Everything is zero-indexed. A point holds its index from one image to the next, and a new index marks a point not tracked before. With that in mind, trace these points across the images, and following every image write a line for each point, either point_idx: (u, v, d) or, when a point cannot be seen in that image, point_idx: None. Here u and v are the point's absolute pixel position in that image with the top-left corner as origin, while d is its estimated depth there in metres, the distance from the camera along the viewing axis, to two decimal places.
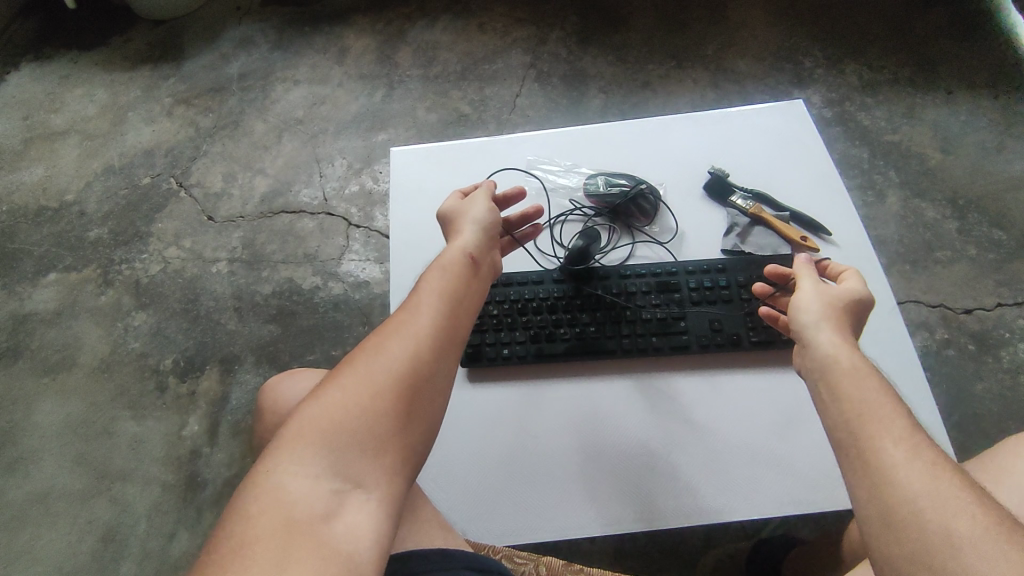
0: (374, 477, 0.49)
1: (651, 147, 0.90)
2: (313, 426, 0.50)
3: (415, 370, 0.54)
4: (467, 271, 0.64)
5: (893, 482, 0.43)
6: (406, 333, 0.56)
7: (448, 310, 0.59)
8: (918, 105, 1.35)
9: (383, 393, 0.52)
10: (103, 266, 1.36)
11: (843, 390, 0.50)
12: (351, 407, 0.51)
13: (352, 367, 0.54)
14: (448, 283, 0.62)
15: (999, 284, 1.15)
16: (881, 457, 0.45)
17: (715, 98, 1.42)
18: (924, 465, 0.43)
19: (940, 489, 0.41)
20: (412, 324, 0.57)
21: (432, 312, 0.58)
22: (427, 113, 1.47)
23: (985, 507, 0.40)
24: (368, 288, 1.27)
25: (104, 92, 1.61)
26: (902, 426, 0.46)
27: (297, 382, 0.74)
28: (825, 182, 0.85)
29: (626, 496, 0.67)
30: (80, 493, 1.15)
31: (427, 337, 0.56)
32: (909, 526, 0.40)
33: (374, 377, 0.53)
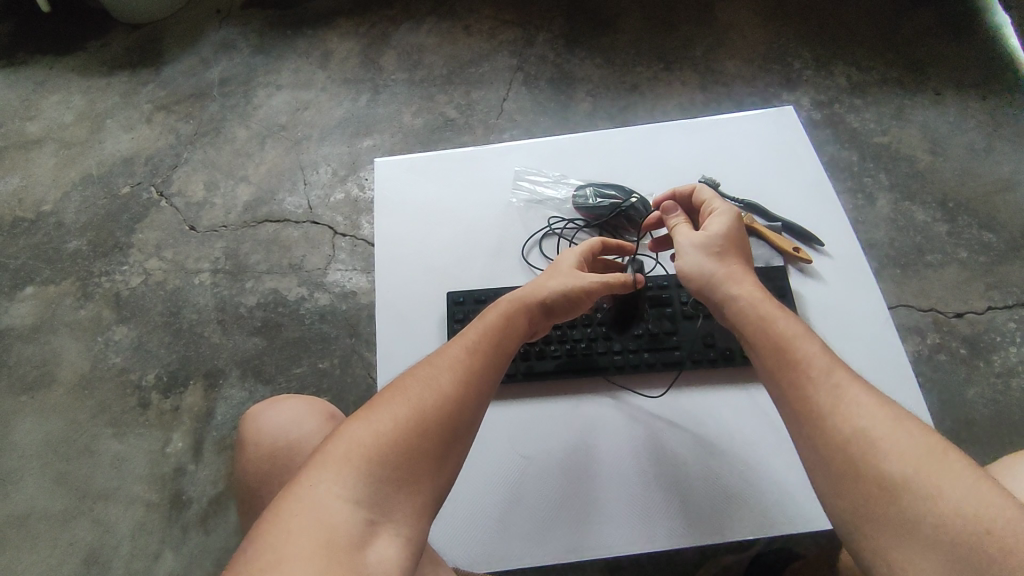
0: (405, 513, 0.48)
1: (642, 157, 0.88)
2: (360, 448, 0.49)
3: (461, 412, 0.53)
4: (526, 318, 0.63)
5: (826, 431, 0.49)
6: (454, 375, 0.55)
7: (496, 357, 0.59)
8: (907, 106, 1.35)
9: (431, 429, 0.51)
10: (83, 279, 1.33)
11: (779, 355, 0.55)
12: (395, 438, 0.50)
13: (400, 397, 0.53)
14: (504, 326, 0.61)
15: (989, 287, 1.15)
16: (812, 409, 0.51)
17: (704, 101, 1.41)
18: (846, 405, 0.49)
19: (870, 431, 0.48)
20: (465, 364, 0.57)
21: (483, 360, 0.58)
22: (413, 118, 1.45)
23: (903, 430, 0.47)
24: (355, 298, 1.24)
25: (82, 99, 1.57)
26: (827, 371, 0.52)
27: (281, 411, 0.73)
28: (817, 191, 0.84)
29: (621, 518, 0.66)
30: (61, 514, 1.12)
31: (477, 384, 0.56)
32: (848, 469, 0.47)
33: (420, 413, 0.52)
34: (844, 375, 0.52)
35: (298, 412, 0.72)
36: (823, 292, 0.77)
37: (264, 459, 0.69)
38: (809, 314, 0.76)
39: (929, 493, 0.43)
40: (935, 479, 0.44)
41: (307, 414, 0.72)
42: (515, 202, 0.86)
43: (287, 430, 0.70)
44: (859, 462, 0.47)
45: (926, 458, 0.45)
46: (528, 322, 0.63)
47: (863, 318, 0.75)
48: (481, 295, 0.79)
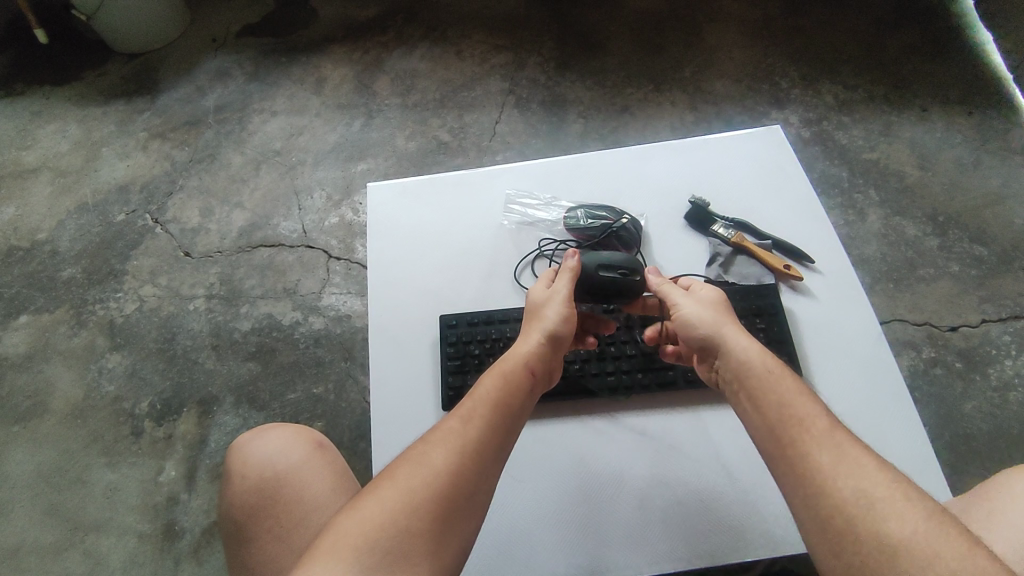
0: None
1: (632, 179, 0.89)
2: (349, 536, 0.47)
3: (456, 486, 0.51)
4: (526, 379, 0.60)
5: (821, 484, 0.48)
6: (449, 448, 0.53)
7: (497, 421, 0.56)
8: (894, 122, 1.36)
9: (423, 507, 0.49)
10: (77, 306, 1.33)
11: (772, 409, 0.54)
12: (385, 524, 0.48)
13: (391, 480, 0.51)
14: (502, 390, 0.58)
15: (982, 300, 1.15)
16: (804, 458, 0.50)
17: (694, 121, 1.43)
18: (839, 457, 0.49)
19: (865, 489, 0.47)
20: (460, 436, 0.54)
21: (479, 425, 0.55)
22: (407, 142, 1.46)
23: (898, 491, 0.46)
24: (350, 322, 1.24)
25: (78, 128, 1.58)
26: (823, 430, 0.51)
27: (269, 440, 0.72)
28: (805, 208, 0.85)
29: (615, 542, 0.65)
30: (52, 546, 1.10)
31: (473, 456, 0.53)
32: (845, 531, 0.46)
33: (412, 493, 0.50)
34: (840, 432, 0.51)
35: (285, 440, 0.72)
36: (814, 309, 0.77)
37: (250, 492, 0.69)
38: (802, 332, 0.76)
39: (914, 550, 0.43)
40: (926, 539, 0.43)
41: (295, 443, 0.72)
42: (507, 224, 0.87)
43: (274, 460, 0.70)
44: (856, 520, 0.45)
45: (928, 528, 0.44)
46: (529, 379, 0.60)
47: (856, 335, 0.75)
48: (474, 318, 0.79)
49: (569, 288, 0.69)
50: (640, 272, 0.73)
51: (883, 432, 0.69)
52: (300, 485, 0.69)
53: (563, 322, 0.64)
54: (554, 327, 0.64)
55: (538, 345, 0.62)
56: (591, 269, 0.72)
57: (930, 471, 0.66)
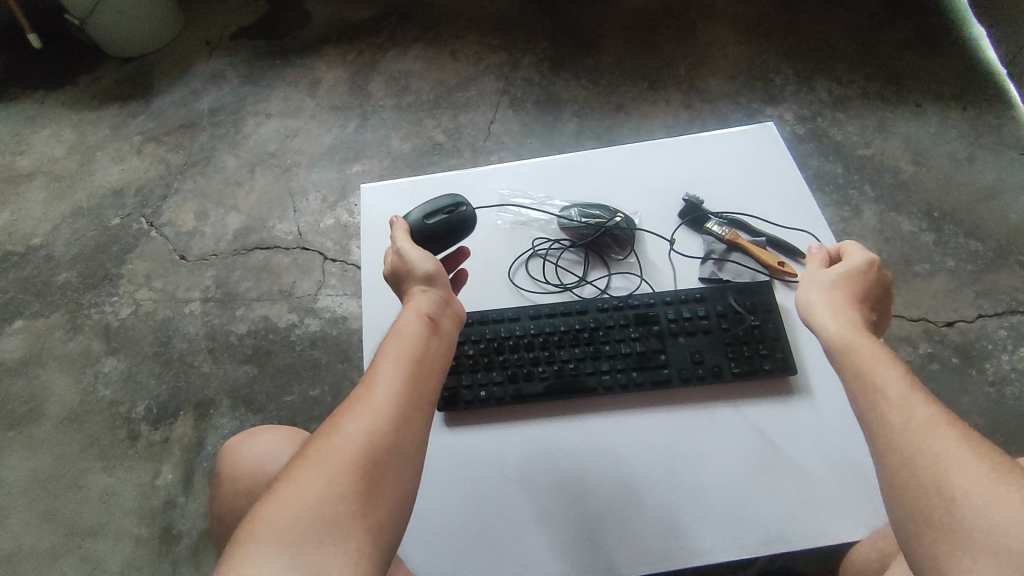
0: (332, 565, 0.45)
1: (625, 177, 0.89)
2: (274, 519, 0.47)
3: (371, 450, 0.49)
4: (425, 325, 0.56)
5: (902, 454, 0.46)
6: (358, 413, 0.51)
7: (404, 375, 0.53)
8: (888, 118, 1.36)
9: (339, 479, 0.48)
10: (72, 311, 1.32)
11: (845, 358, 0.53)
12: (305, 502, 0.47)
13: (306, 458, 0.50)
14: (404, 344, 0.54)
15: (978, 295, 1.15)
16: (885, 424, 0.48)
17: (689, 118, 1.43)
18: (920, 428, 0.47)
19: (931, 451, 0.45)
20: (368, 399, 0.52)
21: (382, 383, 0.52)
22: (402, 143, 1.46)
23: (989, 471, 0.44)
24: (346, 323, 1.24)
25: (72, 132, 1.58)
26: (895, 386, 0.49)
27: (259, 442, 0.72)
28: (799, 205, 0.85)
29: (610, 541, 0.65)
30: (49, 551, 1.10)
31: (384, 415, 0.51)
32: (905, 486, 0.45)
33: (326, 467, 0.49)
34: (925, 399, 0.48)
35: (274, 441, 0.72)
36: None
37: (240, 495, 0.69)
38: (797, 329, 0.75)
39: (994, 532, 0.41)
40: (1010, 523, 0.41)
41: (285, 445, 0.71)
42: (501, 223, 0.86)
43: (263, 462, 0.70)
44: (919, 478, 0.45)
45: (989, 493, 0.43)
46: (430, 323, 0.56)
47: None
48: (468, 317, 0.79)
49: (406, 237, 0.67)
50: (464, 204, 0.75)
51: None
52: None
53: (430, 259, 0.61)
54: (425, 267, 0.60)
55: (423, 293, 0.59)
56: (416, 222, 0.72)
57: None
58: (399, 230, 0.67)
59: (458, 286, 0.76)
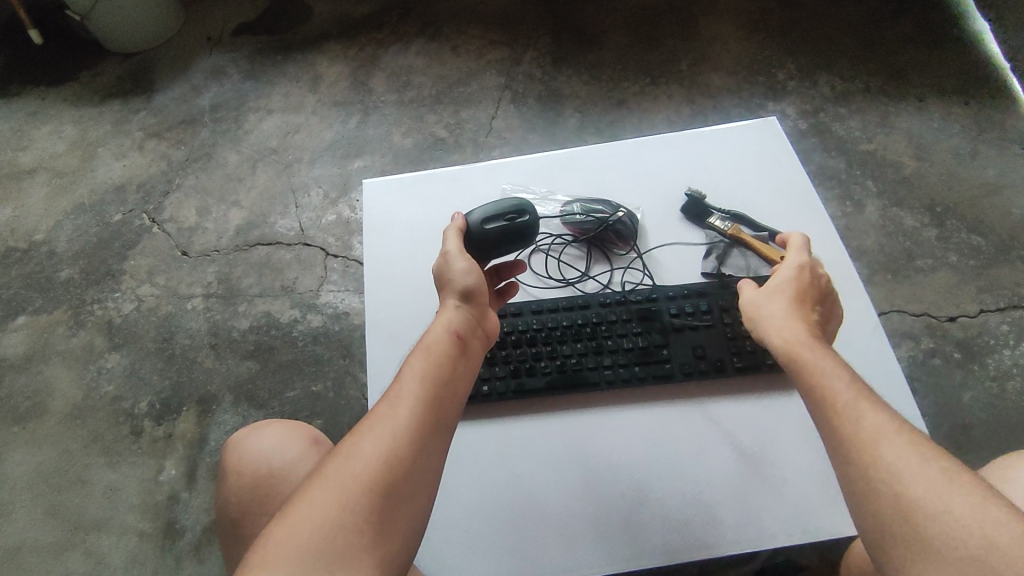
0: None
1: (628, 171, 0.89)
2: (287, 539, 0.46)
3: (392, 472, 0.49)
4: (453, 345, 0.57)
5: (859, 468, 0.47)
6: (380, 433, 0.50)
7: (430, 397, 0.53)
8: (891, 113, 1.36)
9: (356, 500, 0.47)
10: (75, 307, 1.33)
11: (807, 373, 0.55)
12: (323, 523, 0.46)
13: (322, 478, 0.49)
14: (430, 364, 0.55)
15: (980, 290, 1.15)
16: (840, 440, 0.49)
17: (691, 113, 1.42)
18: (871, 436, 0.48)
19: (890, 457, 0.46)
20: (392, 419, 0.51)
21: (408, 403, 0.52)
22: (403, 139, 1.46)
23: (942, 472, 0.45)
24: (348, 319, 1.24)
25: (74, 128, 1.58)
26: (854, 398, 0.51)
27: (263, 437, 0.72)
28: (802, 200, 0.84)
29: (614, 537, 0.65)
30: (53, 546, 1.11)
31: (407, 437, 0.50)
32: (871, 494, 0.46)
33: (344, 488, 0.48)
34: (874, 407, 0.50)
35: (280, 438, 0.72)
36: None
37: (244, 490, 0.69)
38: None
39: (954, 532, 0.41)
40: (970, 521, 0.41)
41: (289, 440, 0.72)
42: None
43: (268, 457, 0.70)
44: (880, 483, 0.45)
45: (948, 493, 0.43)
46: (459, 345, 0.57)
47: (852, 325, 0.75)
48: None
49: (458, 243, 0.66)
50: (527, 212, 0.73)
51: None
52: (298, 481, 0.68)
53: (472, 275, 0.61)
54: (465, 283, 0.61)
55: (455, 310, 0.60)
56: (475, 225, 0.71)
57: None
58: (450, 236, 0.68)
59: (507, 297, 0.76)
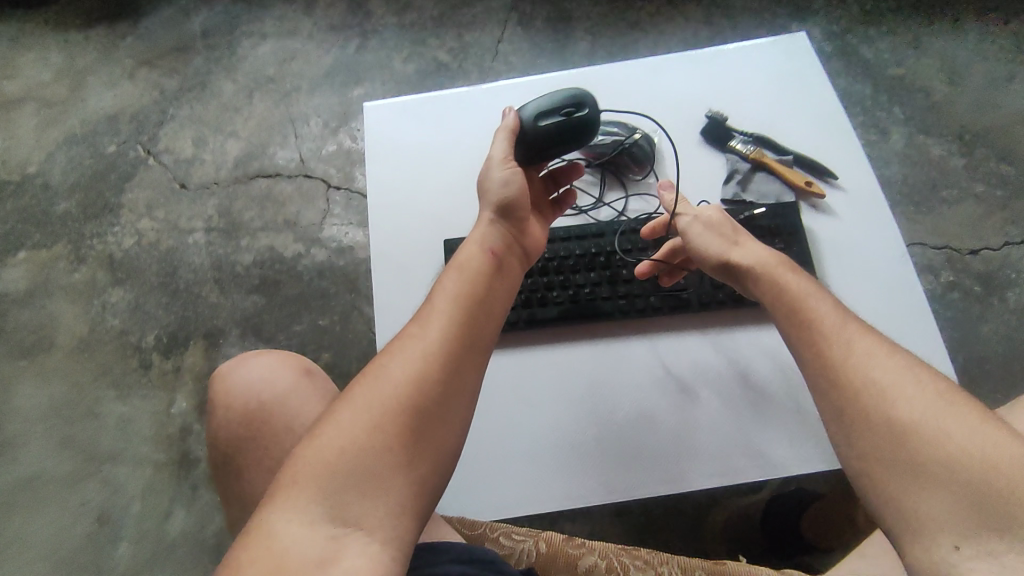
0: (374, 517, 0.44)
1: (644, 92, 0.83)
2: (312, 467, 0.45)
3: (419, 397, 0.47)
4: (486, 268, 0.56)
5: (844, 388, 0.46)
6: (406, 356, 0.49)
7: (461, 321, 0.52)
8: (923, 34, 1.28)
9: (383, 426, 0.46)
10: (75, 242, 1.30)
11: (779, 300, 0.54)
12: (349, 445, 0.45)
13: (347, 403, 0.48)
14: (460, 291, 0.54)
15: (1005, 222, 1.11)
16: (830, 364, 0.47)
17: (709, 36, 1.34)
18: (862, 357, 0.46)
19: (879, 376, 0.45)
20: (420, 344, 0.50)
21: (437, 327, 0.51)
22: (405, 65, 1.39)
23: (930, 391, 0.44)
24: (353, 253, 1.22)
25: (60, 54, 1.50)
26: (837, 322, 0.50)
27: (252, 369, 0.71)
28: (830, 123, 0.80)
29: (629, 465, 0.65)
30: (71, 475, 1.13)
31: (434, 362, 0.49)
32: (858, 416, 0.44)
33: (370, 413, 0.47)
34: (858, 330, 0.49)
35: (267, 366, 0.71)
36: (835, 226, 0.74)
37: (235, 423, 0.68)
38: (822, 251, 0.73)
39: (951, 451, 0.40)
40: (966, 438, 0.41)
41: (278, 372, 0.70)
42: None
43: (258, 389, 0.69)
44: (872, 403, 0.44)
45: (934, 409, 0.42)
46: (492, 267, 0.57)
47: (878, 254, 0.72)
48: None
49: (504, 148, 0.64)
50: (587, 104, 0.66)
51: None
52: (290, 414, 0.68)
53: (509, 191, 0.61)
54: (502, 199, 0.61)
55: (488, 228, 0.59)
56: (528, 120, 0.66)
57: None
58: (500, 138, 0.65)
59: (564, 205, 0.73)
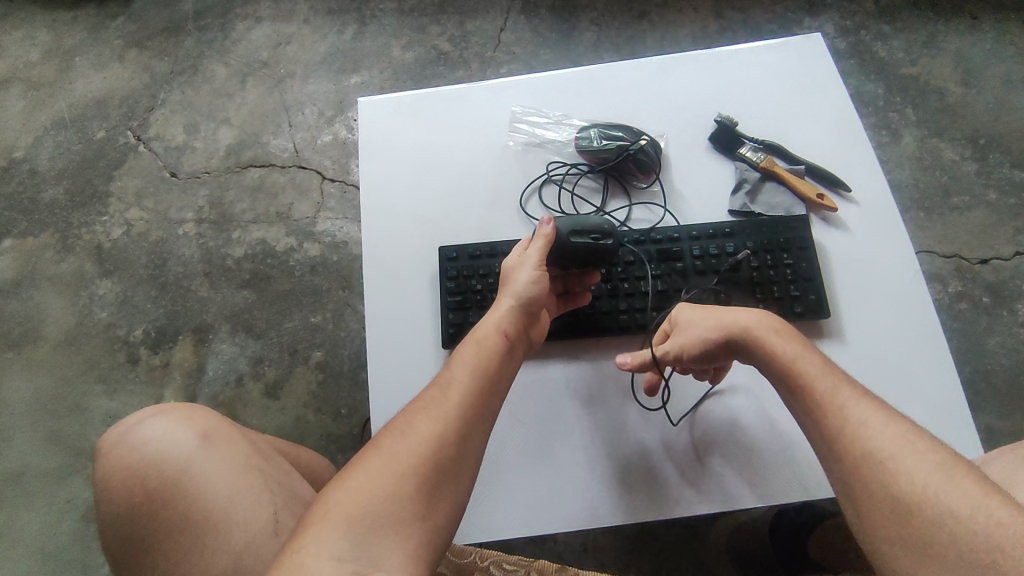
0: (393, 560, 0.43)
1: (651, 94, 0.80)
2: (337, 509, 0.44)
3: (442, 451, 0.48)
4: (506, 343, 0.56)
5: (844, 462, 0.47)
6: (435, 413, 0.50)
7: (482, 384, 0.52)
8: (940, 33, 1.23)
9: (409, 474, 0.46)
10: (62, 231, 1.27)
11: (773, 364, 0.54)
12: (377, 489, 0.45)
13: (377, 450, 0.48)
14: (482, 357, 0.54)
15: (1017, 231, 1.08)
16: (829, 437, 0.48)
17: (719, 30, 1.30)
18: (858, 429, 0.47)
19: (878, 449, 0.46)
20: (444, 402, 0.50)
21: (460, 389, 0.51)
22: (403, 52, 1.34)
23: (934, 464, 0.44)
24: (346, 248, 1.18)
25: (46, 34, 1.45)
26: (833, 389, 0.50)
27: (153, 431, 0.61)
28: (845, 130, 0.76)
29: (624, 488, 0.63)
30: (58, 471, 1.11)
31: (458, 419, 0.50)
32: (863, 493, 0.45)
33: (396, 461, 0.47)
34: (853, 395, 0.49)
35: (170, 426, 0.62)
36: (847, 243, 0.71)
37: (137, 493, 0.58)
38: (832, 267, 0.70)
39: (951, 526, 0.41)
40: (970, 515, 0.41)
41: (183, 429, 0.62)
42: (512, 145, 0.79)
43: (162, 451, 0.60)
44: (873, 480, 0.45)
45: (936, 482, 0.43)
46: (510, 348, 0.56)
47: (891, 273, 0.69)
48: (476, 250, 0.73)
49: (541, 252, 0.63)
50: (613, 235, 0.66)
51: (913, 378, 0.65)
52: (196, 485, 0.58)
53: (538, 287, 0.60)
54: (531, 292, 0.59)
55: (511, 310, 0.58)
56: (564, 234, 0.64)
57: (956, 420, 0.63)
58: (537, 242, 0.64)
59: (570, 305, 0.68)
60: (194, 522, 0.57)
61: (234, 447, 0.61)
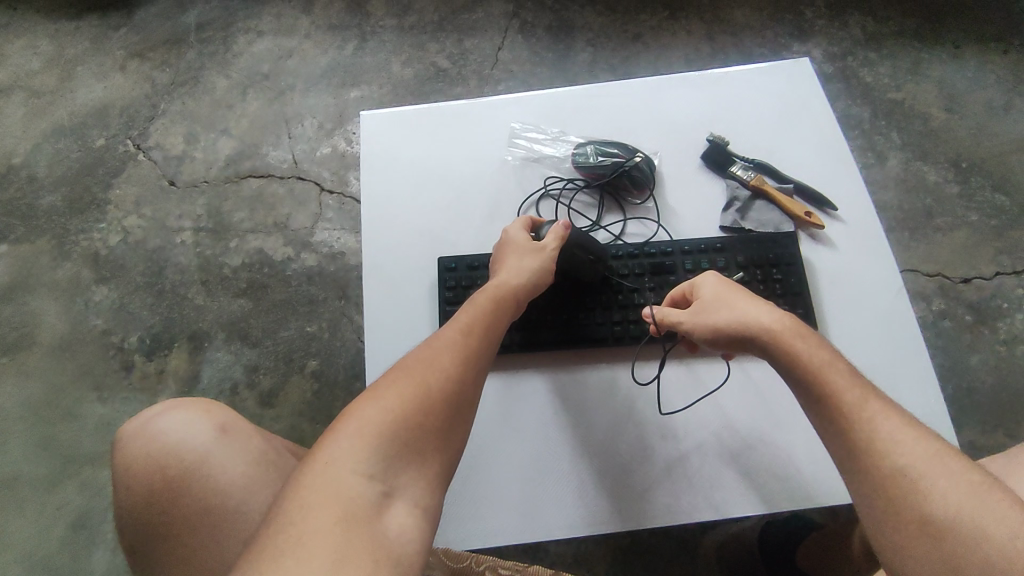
0: (414, 485, 0.47)
1: (646, 113, 0.82)
2: (371, 424, 0.48)
3: (463, 391, 0.53)
4: (514, 307, 0.62)
5: (872, 478, 0.47)
6: (459, 353, 0.54)
7: (495, 338, 0.58)
8: (924, 60, 1.28)
9: (437, 406, 0.51)
10: (59, 237, 1.27)
11: (794, 369, 0.53)
12: (410, 410, 0.49)
13: (406, 375, 0.52)
14: (496, 313, 0.60)
15: (999, 252, 1.12)
16: (857, 450, 0.48)
17: (711, 53, 1.34)
18: (891, 445, 0.47)
19: (908, 466, 0.46)
20: (467, 345, 0.55)
21: (480, 339, 0.57)
22: (403, 68, 1.37)
23: (964, 483, 0.45)
24: (344, 259, 1.20)
25: (49, 43, 1.47)
26: (860, 401, 0.50)
27: (169, 423, 0.62)
28: (832, 151, 0.79)
29: (616, 496, 0.64)
30: (49, 477, 1.11)
31: (476, 364, 0.55)
32: (891, 510, 0.45)
33: (426, 389, 0.51)
34: (881, 408, 0.49)
35: (188, 418, 0.62)
36: (834, 259, 0.73)
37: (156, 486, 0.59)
38: (820, 283, 0.72)
39: (982, 546, 0.42)
40: (1000, 536, 0.42)
41: (200, 421, 0.62)
42: (510, 160, 0.81)
43: (181, 443, 0.60)
44: (903, 497, 0.45)
45: (965, 501, 0.44)
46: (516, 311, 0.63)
47: (876, 289, 0.71)
48: (474, 261, 0.75)
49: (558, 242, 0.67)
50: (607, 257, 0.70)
51: (898, 392, 0.67)
52: (214, 479, 0.59)
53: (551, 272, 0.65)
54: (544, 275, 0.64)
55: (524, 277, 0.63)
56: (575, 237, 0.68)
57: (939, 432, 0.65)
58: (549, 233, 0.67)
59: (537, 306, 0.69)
60: (212, 515, 0.58)
61: (249, 441, 0.62)
